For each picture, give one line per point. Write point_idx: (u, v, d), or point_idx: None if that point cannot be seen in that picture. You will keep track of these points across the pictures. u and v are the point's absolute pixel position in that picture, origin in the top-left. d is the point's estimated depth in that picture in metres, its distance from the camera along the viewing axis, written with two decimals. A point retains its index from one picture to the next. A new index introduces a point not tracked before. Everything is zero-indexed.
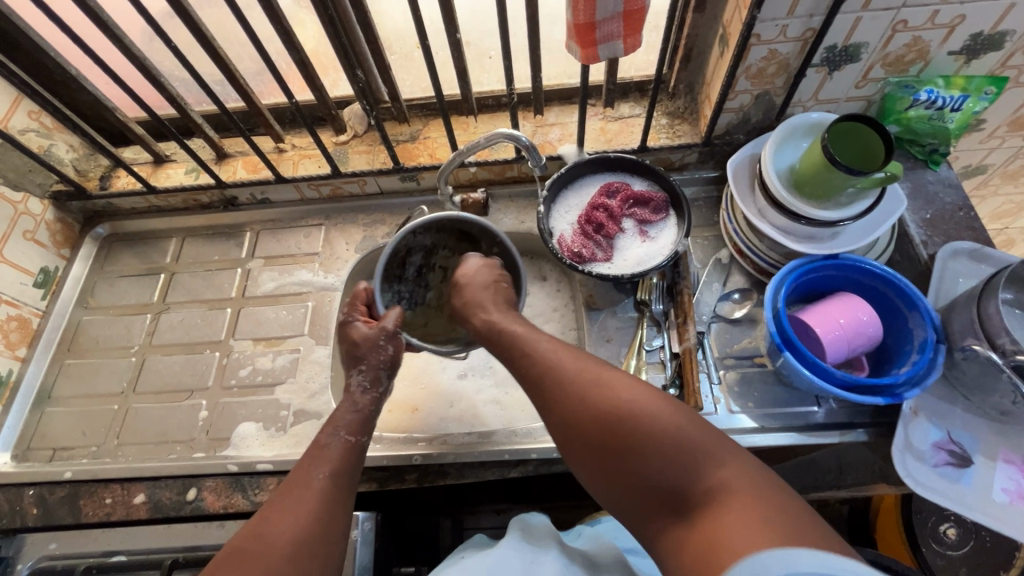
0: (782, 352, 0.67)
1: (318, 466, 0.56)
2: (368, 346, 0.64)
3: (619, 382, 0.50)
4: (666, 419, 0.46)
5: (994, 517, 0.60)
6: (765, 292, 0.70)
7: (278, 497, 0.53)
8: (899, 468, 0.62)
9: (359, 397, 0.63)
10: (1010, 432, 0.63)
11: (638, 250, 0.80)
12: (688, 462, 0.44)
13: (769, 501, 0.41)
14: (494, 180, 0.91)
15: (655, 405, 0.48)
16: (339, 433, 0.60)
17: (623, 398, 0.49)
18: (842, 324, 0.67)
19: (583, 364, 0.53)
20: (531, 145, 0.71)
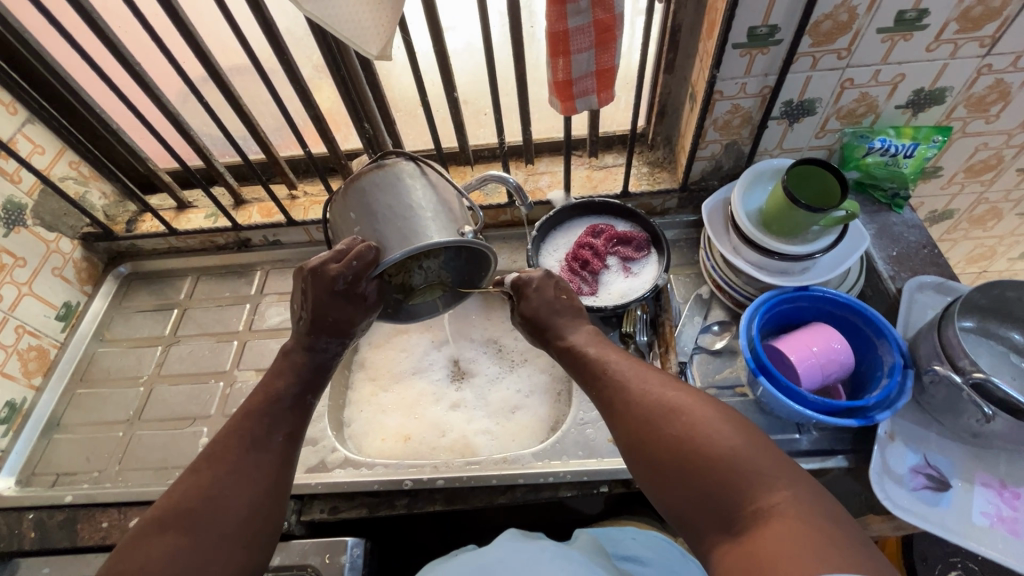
0: (758, 378, 0.70)
1: (265, 424, 0.60)
2: (344, 319, 0.67)
3: (688, 402, 0.51)
4: (727, 441, 0.47)
5: (975, 540, 0.60)
6: (740, 322, 0.74)
7: (220, 449, 0.57)
8: (877, 490, 0.63)
9: (309, 354, 0.68)
10: (983, 455, 0.65)
11: (622, 284, 0.85)
12: (743, 483, 0.45)
13: (821, 527, 0.41)
14: (489, 224, 0.98)
15: (720, 425, 0.48)
16: (293, 390, 0.65)
17: (691, 417, 0.50)
18: (815, 351, 0.71)
19: (655, 381, 0.55)
20: (519, 186, 0.77)
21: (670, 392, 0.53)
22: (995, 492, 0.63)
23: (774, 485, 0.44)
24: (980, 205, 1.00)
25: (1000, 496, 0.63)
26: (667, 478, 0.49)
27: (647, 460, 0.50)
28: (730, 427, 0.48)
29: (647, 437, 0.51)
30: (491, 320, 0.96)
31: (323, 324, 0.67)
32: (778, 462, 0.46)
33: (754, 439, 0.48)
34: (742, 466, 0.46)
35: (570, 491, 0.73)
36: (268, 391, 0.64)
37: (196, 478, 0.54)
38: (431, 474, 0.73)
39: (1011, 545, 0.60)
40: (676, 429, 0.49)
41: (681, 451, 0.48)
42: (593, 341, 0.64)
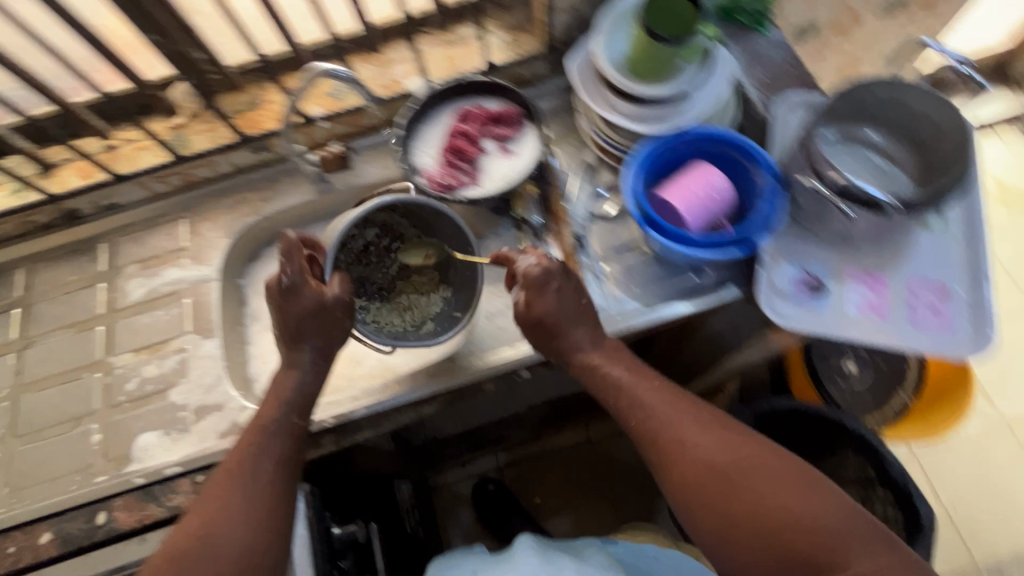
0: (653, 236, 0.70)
1: (259, 456, 0.60)
2: (326, 318, 0.66)
3: (758, 454, 0.60)
4: (815, 511, 0.55)
5: (850, 330, 0.67)
6: (624, 184, 0.72)
7: (216, 485, 0.59)
8: (766, 309, 0.67)
9: (306, 372, 0.67)
10: (852, 253, 0.69)
11: (504, 167, 0.80)
12: (831, 561, 0.53)
13: (890, 563, 0.52)
14: (353, 133, 0.88)
15: (808, 502, 0.56)
16: (287, 416, 0.64)
17: (784, 498, 0.56)
18: (700, 193, 0.71)
19: (697, 419, 0.63)
20: (354, 78, 0.73)
21: (692, 436, 0.61)
22: (864, 282, 0.68)
23: (853, 559, 0.53)
24: (839, 12, 0.99)
25: (868, 285, 0.68)
26: (763, 548, 0.56)
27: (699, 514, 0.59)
28: (801, 495, 0.56)
29: (749, 470, 0.59)
30: None
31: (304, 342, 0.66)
32: (860, 535, 0.54)
33: (827, 505, 0.56)
34: (834, 543, 0.54)
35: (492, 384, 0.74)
36: (265, 419, 0.64)
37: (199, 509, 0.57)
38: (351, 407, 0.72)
39: (879, 326, 0.66)
40: (773, 472, 0.58)
41: (733, 482, 0.58)
42: (618, 361, 0.68)
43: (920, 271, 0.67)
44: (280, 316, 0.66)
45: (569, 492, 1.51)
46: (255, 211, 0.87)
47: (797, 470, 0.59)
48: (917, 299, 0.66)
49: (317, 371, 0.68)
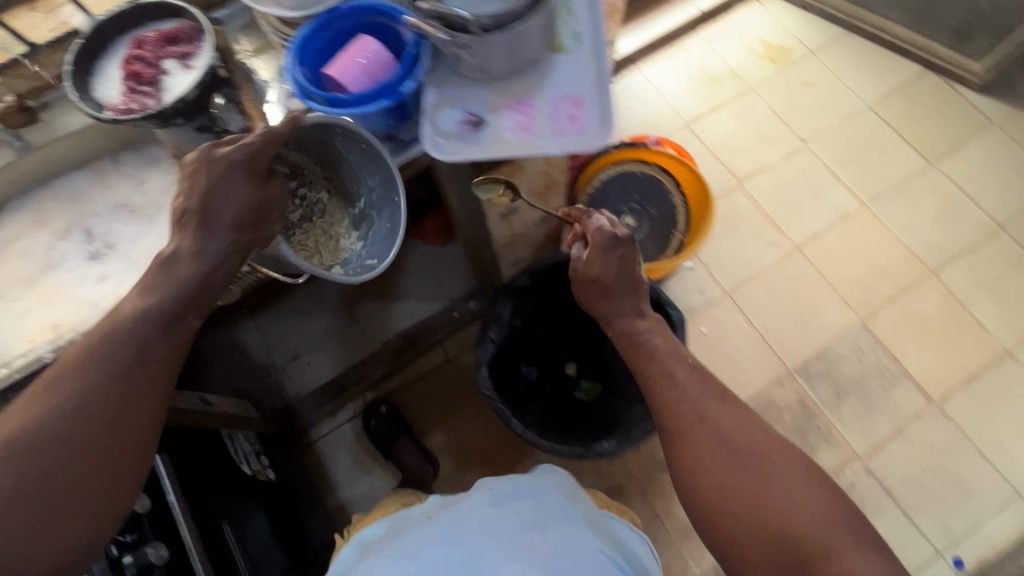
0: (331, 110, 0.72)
1: (123, 344, 0.69)
2: (263, 204, 0.74)
3: (785, 467, 0.77)
4: (821, 518, 0.71)
5: (508, 150, 0.75)
6: (287, 75, 0.74)
7: (70, 378, 0.67)
8: (433, 152, 0.74)
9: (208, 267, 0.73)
10: (501, 86, 0.77)
11: (186, 81, 0.81)
12: (806, 556, 0.69)
13: (846, 541, 0.69)
14: (43, 87, 0.89)
15: (809, 501, 0.73)
16: (189, 316, 0.74)
17: (782, 503, 0.73)
18: (361, 60, 0.74)
19: (714, 459, 0.79)
20: None
21: (765, 453, 0.79)
22: (514, 108, 0.76)
23: (804, 520, 0.71)
24: None
25: (518, 109, 0.76)
26: (753, 533, 0.73)
27: (691, 472, 0.81)
28: (818, 500, 0.73)
29: (741, 449, 0.79)
30: (107, 188, 0.90)
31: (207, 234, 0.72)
32: (852, 525, 0.71)
33: (824, 494, 0.73)
34: (811, 533, 0.70)
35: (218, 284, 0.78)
36: (138, 308, 0.71)
37: (51, 401, 0.66)
38: None
39: (530, 140, 0.74)
40: (755, 459, 0.78)
41: (722, 493, 0.77)
42: (643, 360, 0.96)
43: (556, 87, 0.76)
44: (199, 189, 0.71)
45: (441, 412, 1.57)
46: None
47: (807, 468, 0.77)
48: (558, 109, 0.75)
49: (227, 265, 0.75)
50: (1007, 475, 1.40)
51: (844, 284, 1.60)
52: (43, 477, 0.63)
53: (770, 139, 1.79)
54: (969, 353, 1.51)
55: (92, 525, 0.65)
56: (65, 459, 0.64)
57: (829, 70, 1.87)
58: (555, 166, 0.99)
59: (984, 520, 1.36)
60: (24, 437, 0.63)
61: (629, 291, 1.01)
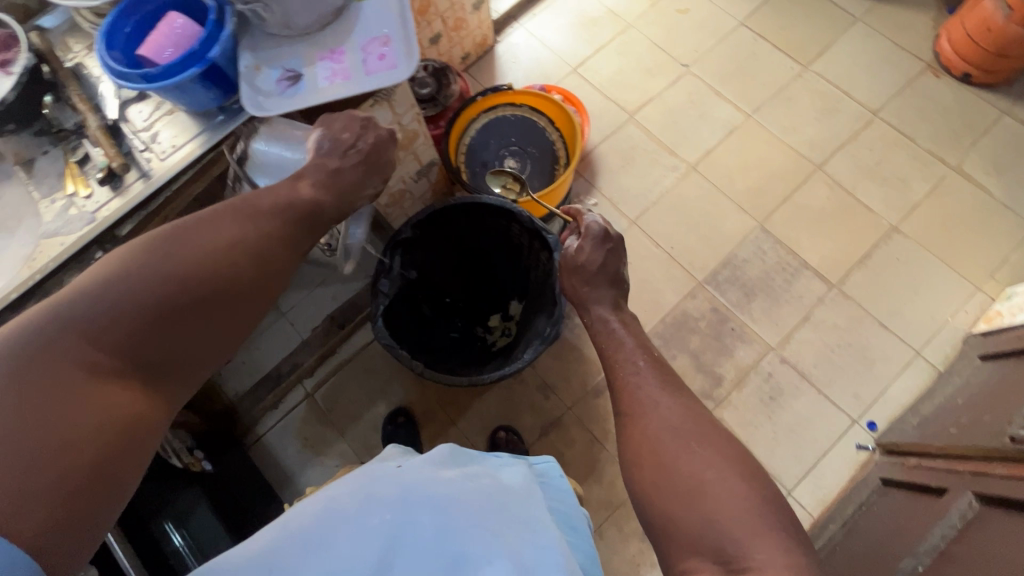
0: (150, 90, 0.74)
1: (202, 232, 0.71)
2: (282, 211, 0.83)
3: (721, 469, 0.72)
4: (748, 524, 0.66)
5: (329, 96, 0.78)
6: (99, 64, 0.75)
7: (154, 256, 0.66)
8: (258, 111, 0.77)
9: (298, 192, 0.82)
10: (312, 38, 0.81)
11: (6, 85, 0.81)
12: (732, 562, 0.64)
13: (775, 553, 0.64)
14: None
15: (741, 506, 0.68)
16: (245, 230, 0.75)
17: (715, 508, 0.68)
18: (168, 35, 0.77)
19: (659, 447, 0.77)
20: None
21: (705, 450, 0.75)
22: (327, 57, 0.80)
23: (734, 503, 0.68)
24: None
25: (332, 57, 0.80)
26: (684, 526, 0.69)
27: (636, 463, 0.78)
28: (749, 505, 0.68)
29: (669, 440, 0.78)
30: None
31: (266, 225, 0.77)
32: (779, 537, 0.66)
33: (756, 503, 0.68)
34: (738, 539, 0.65)
35: (73, 272, 0.80)
36: (256, 218, 0.76)
37: (149, 265, 0.65)
38: None
39: (348, 83, 0.78)
40: (689, 444, 0.76)
41: (662, 471, 0.75)
42: (648, 369, 0.91)
43: (363, 30, 0.80)
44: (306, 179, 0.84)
45: (379, 385, 1.62)
46: None
47: (738, 454, 0.75)
48: (368, 50, 0.79)
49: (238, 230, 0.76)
50: (907, 339, 1.51)
51: (739, 194, 1.68)
52: (121, 353, 0.60)
53: (654, 69, 1.85)
54: (861, 236, 1.61)
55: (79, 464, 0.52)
56: (153, 333, 0.63)
57: None
58: (405, 117, 1.03)
59: (890, 383, 1.47)
60: (126, 294, 0.62)
61: (607, 284, 1.04)
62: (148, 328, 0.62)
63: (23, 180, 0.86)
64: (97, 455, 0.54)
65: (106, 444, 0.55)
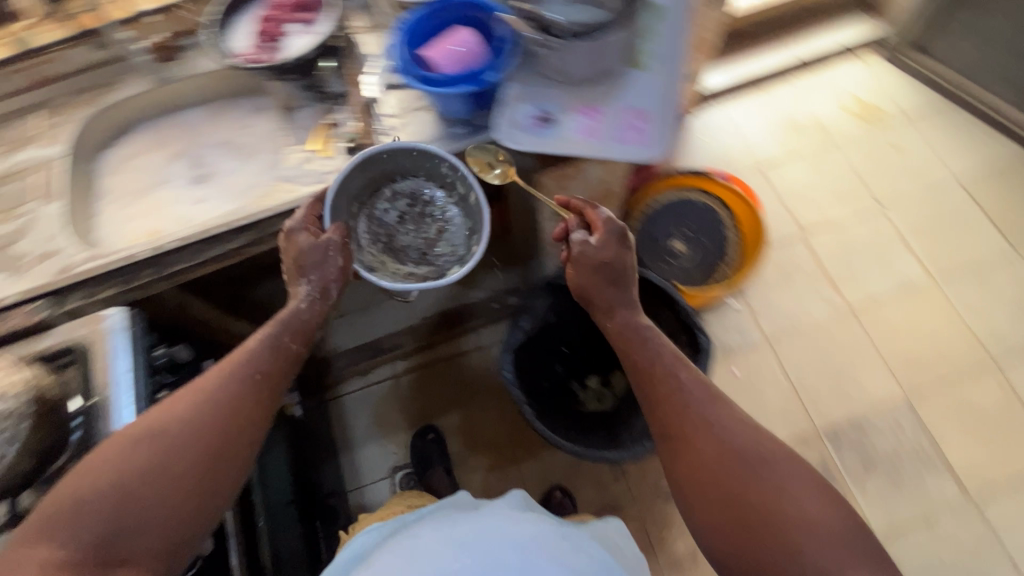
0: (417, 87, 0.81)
1: (187, 401, 0.71)
2: (319, 256, 0.81)
3: (783, 470, 0.71)
4: (820, 521, 0.66)
5: (571, 150, 0.80)
6: (391, 50, 0.83)
7: (116, 448, 0.65)
8: (504, 139, 0.81)
9: (303, 310, 0.82)
10: (578, 90, 0.83)
11: (305, 43, 0.91)
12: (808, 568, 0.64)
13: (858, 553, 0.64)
14: (183, 32, 1.00)
15: (818, 513, 0.67)
16: (249, 369, 0.76)
17: (790, 524, 0.66)
18: (455, 47, 0.83)
19: (717, 460, 0.74)
20: None
21: (762, 451, 0.73)
22: (585, 112, 0.81)
23: (835, 561, 0.63)
24: None
25: (589, 114, 0.81)
26: None
27: (704, 510, 0.73)
28: (819, 508, 0.68)
29: (733, 458, 0.73)
30: (217, 123, 1.03)
31: (287, 349, 0.80)
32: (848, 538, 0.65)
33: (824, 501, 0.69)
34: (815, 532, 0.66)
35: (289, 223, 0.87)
36: (246, 353, 0.77)
37: (143, 479, 0.64)
38: (163, 240, 0.84)
39: (594, 144, 0.80)
40: (758, 470, 0.71)
41: (736, 505, 0.70)
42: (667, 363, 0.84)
43: (628, 100, 0.81)
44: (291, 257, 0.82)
45: (461, 397, 1.64)
46: (103, 99, 0.99)
47: (813, 479, 0.71)
48: (625, 121, 0.80)
49: (312, 303, 0.83)
50: None
51: (894, 357, 1.54)
52: (82, 512, 0.61)
53: (845, 195, 1.75)
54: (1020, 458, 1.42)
55: (159, 545, 0.64)
56: (136, 476, 0.64)
57: (924, 138, 1.80)
58: (614, 179, 1.03)
59: None
60: (84, 484, 0.63)
61: (630, 287, 0.91)
62: (114, 487, 0.63)
63: (282, 124, 0.99)
64: (128, 550, 0.62)
65: (170, 526, 0.65)
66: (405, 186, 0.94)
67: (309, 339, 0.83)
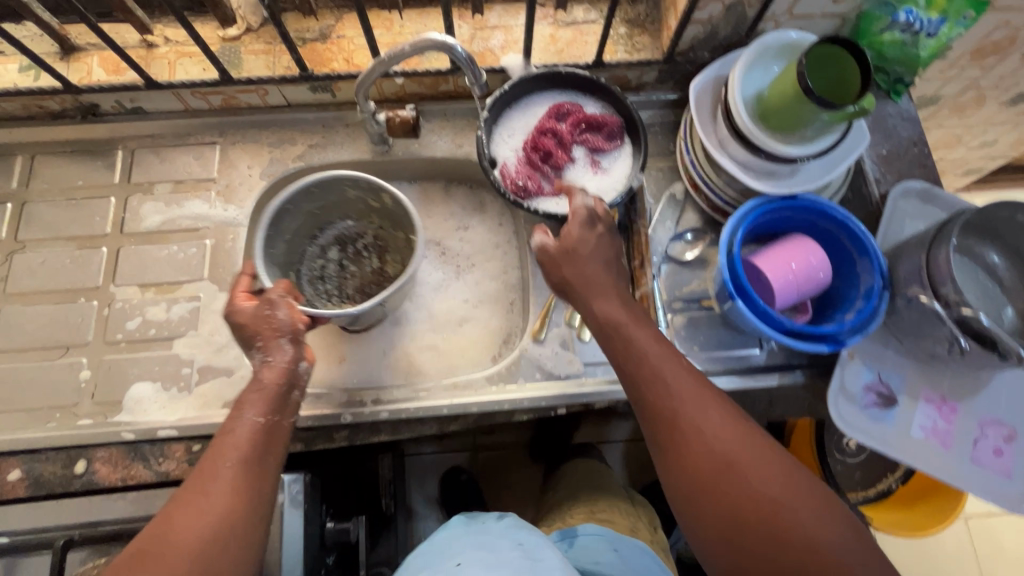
0: (733, 299, 0.65)
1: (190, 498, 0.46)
2: (261, 325, 0.55)
3: (772, 472, 0.47)
4: (779, 495, 0.46)
5: (908, 452, 0.63)
6: (721, 233, 0.66)
7: None
8: (832, 409, 0.64)
9: (266, 373, 0.53)
10: (932, 371, 0.66)
11: (590, 183, 0.72)
12: (774, 536, 0.45)
13: (868, 574, 0.43)
14: (426, 95, 0.79)
15: (812, 515, 0.45)
16: (244, 416, 0.51)
17: (775, 498, 0.46)
18: (794, 269, 0.65)
19: (704, 450, 0.49)
20: (467, 57, 0.61)
21: (733, 452, 0.48)
22: (935, 406, 0.65)
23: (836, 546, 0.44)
24: (968, 92, 0.91)
25: (939, 409, 0.65)
26: (746, 548, 0.46)
27: (703, 520, 0.48)
28: (781, 481, 0.47)
29: (734, 468, 0.47)
30: (428, 213, 0.83)
31: (261, 416, 0.51)
32: (821, 513, 0.45)
33: (795, 480, 0.47)
34: (787, 521, 0.45)
35: (527, 415, 0.69)
36: (229, 429, 0.50)
37: None
38: (373, 406, 0.65)
39: (939, 455, 0.63)
40: (779, 477, 0.47)
41: (749, 523, 0.46)
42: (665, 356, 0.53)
43: (995, 409, 0.64)
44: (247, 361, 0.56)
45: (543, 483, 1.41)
46: (303, 155, 0.77)
47: (818, 497, 0.46)
48: (983, 436, 0.64)
49: (273, 364, 0.54)
50: None
51: None
52: None
53: None
54: None
55: None
56: None
57: None
58: None
59: None
60: None
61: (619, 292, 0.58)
62: None
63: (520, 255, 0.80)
64: None
65: None
66: (332, 235, 0.78)
67: (286, 406, 0.53)
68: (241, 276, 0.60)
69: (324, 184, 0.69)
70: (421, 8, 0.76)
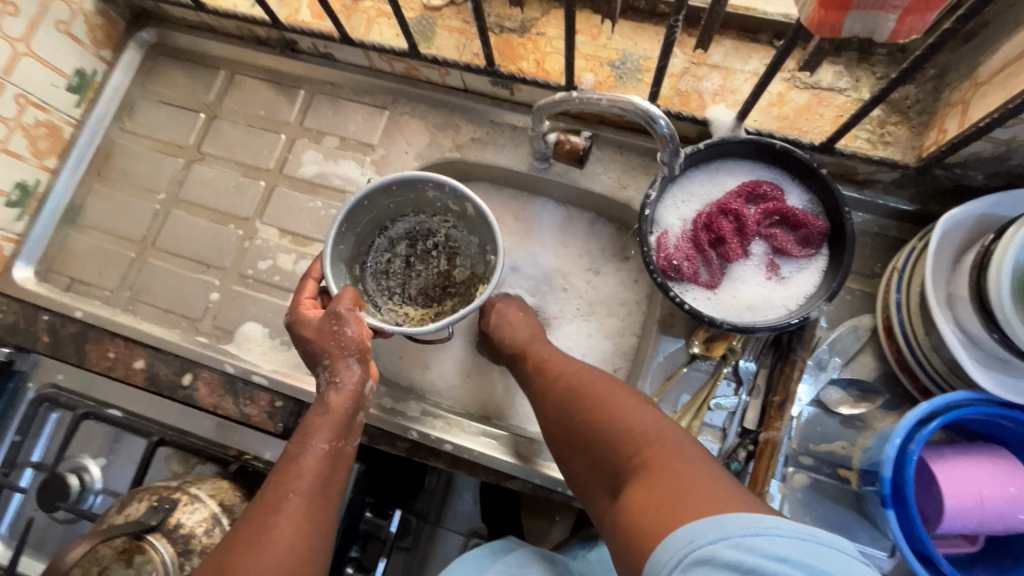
0: (884, 506, 0.51)
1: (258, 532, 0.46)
2: (323, 334, 0.54)
3: (629, 403, 0.51)
4: (639, 422, 0.49)
5: None
6: (905, 420, 0.51)
7: None
8: None
9: (333, 397, 0.53)
10: None
11: (757, 289, 0.60)
12: (630, 444, 0.48)
13: (689, 477, 0.42)
14: (607, 121, 0.70)
15: (644, 417, 0.49)
16: (311, 442, 0.51)
17: (618, 413, 0.50)
18: (984, 499, 0.50)
19: (567, 378, 0.57)
20: (671, 133, 0.53)
21: (588, 380, 0.55)
22: None
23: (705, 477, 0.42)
24: None
25: None
26: (615, 466, 0.49)
27: (580, 469, 0.52)
28: (642, 412, 0.50)
29: (593, 394, 0.53)
30: (563, 242, 0.75)
31: (320, 437, 0.51)
32: (669, 430, 0.47)
33: (647, 409, 0.50)
34: (627, 434, 0.48)
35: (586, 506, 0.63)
36: (293, 454, 0.50)
37: None
38: (440, 433, 0.65)
39: None
40: (628, 405, 0.51)
41: (605, 444, 0.50)
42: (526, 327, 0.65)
43: None
44: (315, 331, 0.55)
45: None
46: (461, 146, 0.73)
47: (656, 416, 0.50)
48: None
49: (333, 381, 0.54)
50: None
51: None
52: None
53: None
54: None
55: None
56: None
57: None
58: None
59: None
60: None
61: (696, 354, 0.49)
62: None
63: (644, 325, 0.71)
64: None
65: None
66: (402, 229, 0.70)
67: (351, 431, 0.53)
68: (307, 277, 0.60)
69: (405, 182, 0.61)
70: (638, 22, 0.66)
